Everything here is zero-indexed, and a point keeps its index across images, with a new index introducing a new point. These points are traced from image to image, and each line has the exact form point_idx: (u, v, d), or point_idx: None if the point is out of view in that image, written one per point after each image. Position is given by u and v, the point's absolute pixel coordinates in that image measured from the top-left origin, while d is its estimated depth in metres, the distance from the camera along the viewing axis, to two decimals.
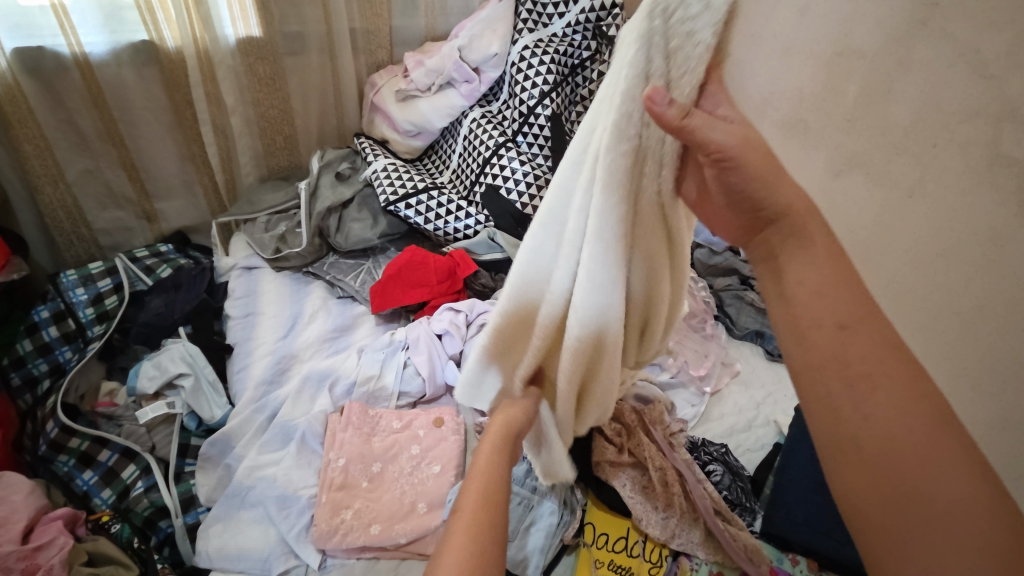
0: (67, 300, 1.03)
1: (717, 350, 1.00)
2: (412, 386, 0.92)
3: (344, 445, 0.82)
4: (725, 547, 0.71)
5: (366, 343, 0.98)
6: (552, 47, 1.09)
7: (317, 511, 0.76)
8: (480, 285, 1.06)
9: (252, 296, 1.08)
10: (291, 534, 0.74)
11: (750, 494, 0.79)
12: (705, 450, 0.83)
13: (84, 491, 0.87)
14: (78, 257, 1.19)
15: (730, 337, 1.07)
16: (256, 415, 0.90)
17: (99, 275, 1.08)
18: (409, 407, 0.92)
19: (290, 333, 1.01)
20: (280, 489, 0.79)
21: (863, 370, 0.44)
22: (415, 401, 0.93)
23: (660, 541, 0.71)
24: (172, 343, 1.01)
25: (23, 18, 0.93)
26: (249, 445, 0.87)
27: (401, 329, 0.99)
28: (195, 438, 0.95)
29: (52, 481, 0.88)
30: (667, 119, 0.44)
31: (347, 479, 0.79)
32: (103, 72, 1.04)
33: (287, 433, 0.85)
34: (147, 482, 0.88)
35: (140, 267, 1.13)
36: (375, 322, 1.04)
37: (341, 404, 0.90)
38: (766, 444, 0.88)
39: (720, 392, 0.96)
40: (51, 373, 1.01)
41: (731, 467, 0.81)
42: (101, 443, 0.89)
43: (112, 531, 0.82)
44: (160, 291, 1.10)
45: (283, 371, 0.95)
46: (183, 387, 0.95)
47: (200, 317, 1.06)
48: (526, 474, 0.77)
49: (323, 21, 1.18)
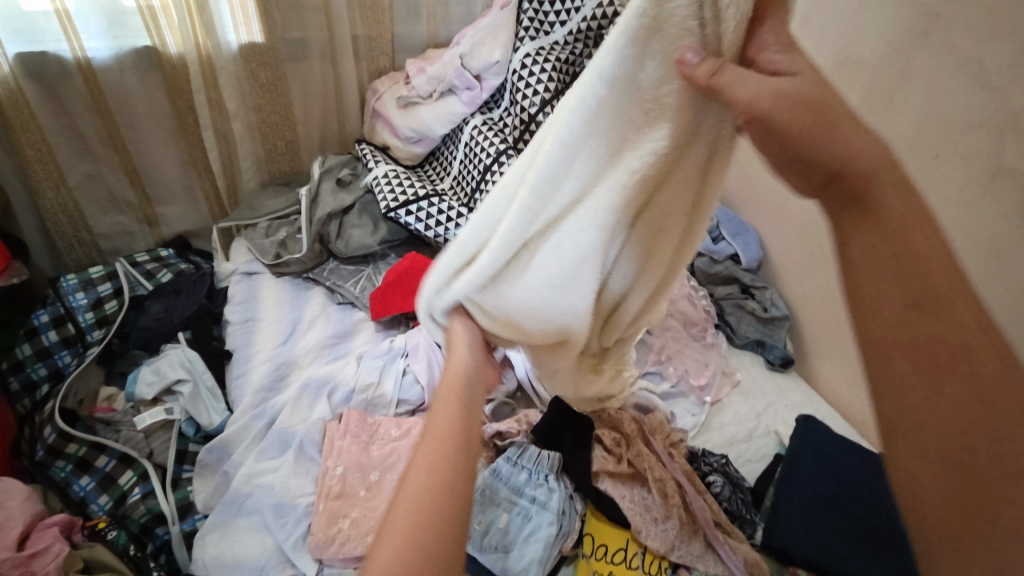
0: (67, 305, 1.03)
1: (718, 360, 0.99)
2: (411, 395, 0.92)
3: (342, 453, 0.82)
4: (725, 560, 0.71)
5: (365, 350, 0.98)
6: (553, 56, 1.09)
7: (315, 519, 0.75)
8: None
9: (252, 301, 1.08)
10: (288, 542, 0.74)
11: (750, 506, 0.78)
12: (706, 461, 0.82)
13: (81, 497, 0.87)
14: (79, 261, 1.19)
15: (730, 346, 1.06)
16: (254, 422, 0.89)
17: (99, 280, 1.08)
18: (408, 415, 0.92)
19: (289, 339, 1.01)
20: (277, 497, 0.78)
21: (926, 359, 0.39)
22: (414, 409, 0.92)
23: (659, 553, 0.70)
24: (171, 349, 1.01)
25: (27, 23, 0.94)
26: (246, 452, 0.86)
27: (401, 337, 0.99)
28: (193, 445, 0.95)
29: (50, 487, 0.88)
30: (694, 76, 0.44)
31: (344, 488, 0.79)
32: (106, 77, 1.04)
33: (285, 440, 0.85)
34: (144, 488, 0.87)
35: (141, 272, 1.13)
36: (375, 328, 1.04)
37: (339, 411, 0.90)
38: (767, 455, 0.88)
39: (720, 402, 0.95)
40: (50, 378, 1.01)
41: (731, 478, 0.80)
42: (99, 449, 0.89)
43: (108, 538, 0.81)
44: (160, 296, 1.10)
45: (282, 377, 0.95)
46: (182, 394, 0.95)
47: (199, 322, 1.06)
48: (525, 483, 0.76)
49: (325, 28, 1.19)
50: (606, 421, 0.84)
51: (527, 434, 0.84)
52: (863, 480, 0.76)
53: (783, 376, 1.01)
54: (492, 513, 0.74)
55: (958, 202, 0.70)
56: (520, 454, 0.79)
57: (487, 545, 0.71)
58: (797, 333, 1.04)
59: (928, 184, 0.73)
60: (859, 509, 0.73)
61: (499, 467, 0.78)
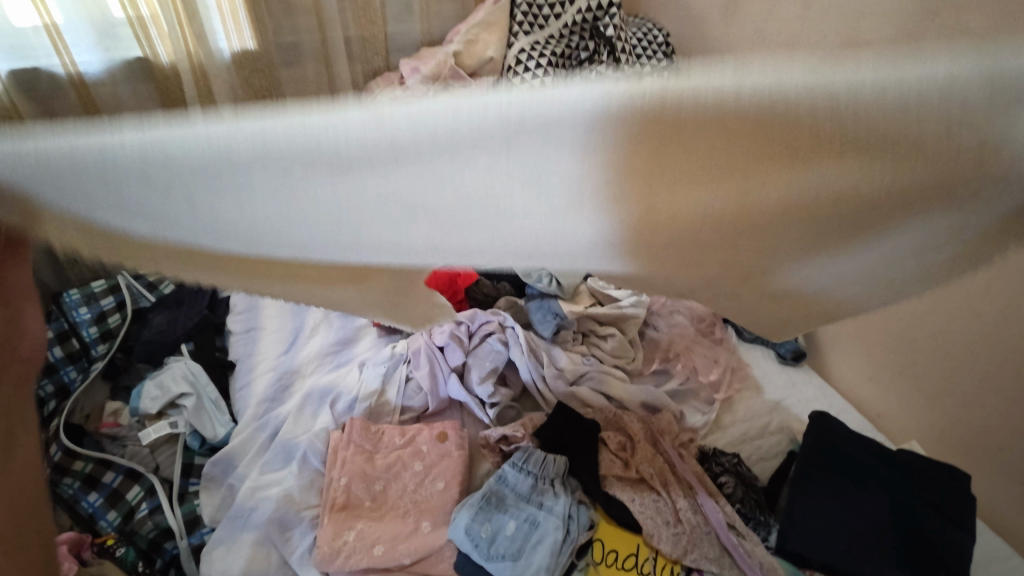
0: (71, 321, 1.04)
1: (728, 355, 0.97)
2: (360, 404, 0.87)
3: (346, 464, 0.79)
4: (741, 564, 0.67)
5: (263, 390, 0.93)
6: (548, 50, 1.07)
7: (319, 533, 0.72)
8: (482, 295, 1.03)
9: (253, 311, 1.08)
10: (293, 557, 0.72)
11: (764, 508, 0.75)
12: (717, 461, 0.79)
13: (90, 514, 0.85)
14: (82, 276, 1.18)
15: (740, 340, 1.03)
16: (258, 434, 0.88)
17: (101, 294, 1.09)
18: (347, 414, 0.87)
19: (291, 348, 1.00)
20: (281, 510, 0.76)
21: None
22: (353, 408, 0.88)
23: (672, 558, 0.68)
24: (173, 361, 1.00)
25: (17, 39, 0.92)
26: (250, 465, 0.85)
27: (370, 357, 0.95)
28: (199, 457, 0.93)
29: (57, 504, 0.86)
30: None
31: (349, 499, 0.76)
32: (99, 90, 1.03)
33: (289, 452, 0.83)
34: (151, 503, 0.87)
35: (143, 284, 1.13)
36: (325, 339, 1.00)
37: (342, 420, 0.87)
38: (782, 451, 0.85)
39: (733, 398, 0.93)
40: (57, 395, 0.99)
41: (743, 478, 0.78)
42: (106, 465, 0.89)
43: (117, 555, 0.80)
44: (162, 308, 1.11)
45: (285, 387, 0.94)
46: (185, 407, 0.94)
47: (201, 334, 1.05)
48: (531, 490, 0.73)
49: (316, 31, 1.18)
50: (612, 424, 0.83)
51: (533, 438, 0.80)
52: (879, 479, 0.72)
53: (795, 370, 0.98)
54: (500, 521, 0.70)
55: None
56: (526, 458, 0.76)
57: (494, 553, 0.67)
58: None
59: None
60: (882, 512, 0.69)
61: (505, 473, 0.75)
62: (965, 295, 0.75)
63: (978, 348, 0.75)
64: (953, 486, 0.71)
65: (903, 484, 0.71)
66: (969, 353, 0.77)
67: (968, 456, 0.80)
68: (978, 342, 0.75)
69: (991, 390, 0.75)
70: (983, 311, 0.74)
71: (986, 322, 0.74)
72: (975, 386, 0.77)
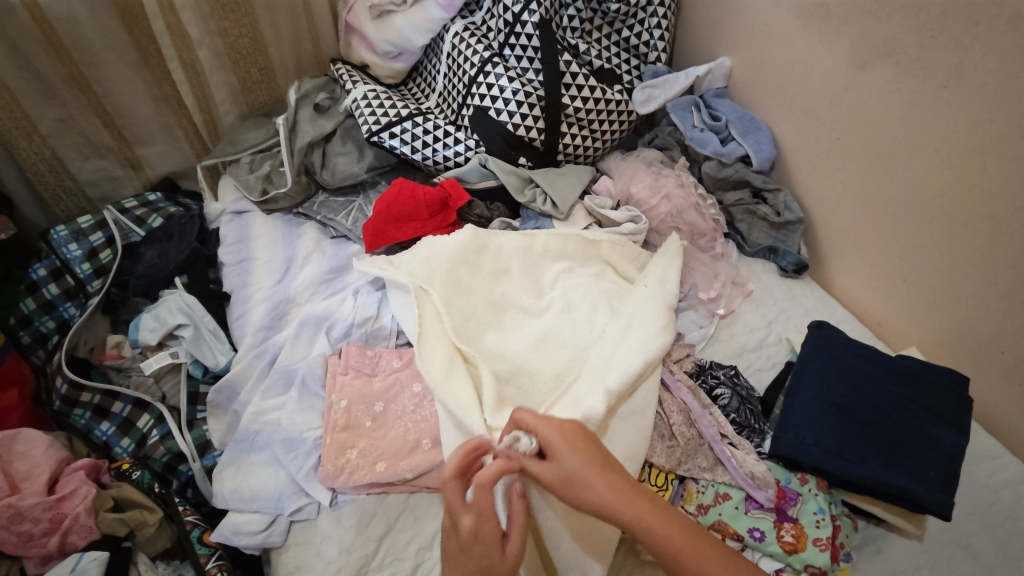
0: (62, 257, 1.02)
1: (728, 270, 0.95)
2: (351, 332, 0.85)
3: (345, 387, 0.79)
4: (731, 471, 0.69)
5: (259, 321, 0.92)
6: None
7: (323, 451, 0.74)
8: (475, 216, 1.00)
9: (243, 241, 1.04)
10: (300, 474, 0.74)
11: (759, 416, 0.76)
12: (712, 374, 0.79)
13: (104, 441, 0.90)
14: (69, 212, 1.16)
15: (741, 255, 1.01)
16: (257, 361, 0.89)
17: (90, 229, 1.06)
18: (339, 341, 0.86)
19: (285, 276, 0.98)
20: (285, 433, 0.78)
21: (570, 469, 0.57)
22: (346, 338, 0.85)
23: (666, 467, 0.70)
24: (168, 294, 1.00)
25: None
26: (252, 391, 0.87)
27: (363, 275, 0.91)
28: (203, 386, 0.95)
29: (73, 433, 0.91)
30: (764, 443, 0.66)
31: (350, 420, 0.77)
32: (54, 10, 0.96)
33: (289, 377, 0.84)
34: (162, 429, 0.90)
35: (131, 219, 1.11)
36: (319, 267, 0.98)
37: (339, 345, 0.85)
38: (777, 362, 0.86)
39: (733, 312, 0.92)
40: (60, 329, 1.02)
41: (739, 390, 0.78)
42: (113, 396, 0.91)
43: (134, 478, 0.85)
44: (153, 241, 1.08)
45: (280, 316, 0.93)
46: (184, 337, 0.94)
47: (194, 267, 1.05)
48: None
49: None
50: None
51: None
52: (876, 385, 0.71)
53: (796, 283, 0.96)
54: None
55: (999, 76, 0.67)
56: None
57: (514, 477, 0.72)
58: (811, 236, 0.98)
59: (965, 58, 0.70)
60: (876, 418, 0.69)
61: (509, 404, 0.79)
62: (982, 194, 0.72)
63: (984, 251, 0.74)
64: (951, 389, 0.71)
65: (901, 389, 0.71)
66: (977, 256, 0.75)
67: (966, 361, 0.80)
68: (987, 244, 0.73)
69: (995, 294, 0.74)
70: (998, 212, 0.71)
71: (998, 223, 0.71)
72: (978, 290, 0.76)
